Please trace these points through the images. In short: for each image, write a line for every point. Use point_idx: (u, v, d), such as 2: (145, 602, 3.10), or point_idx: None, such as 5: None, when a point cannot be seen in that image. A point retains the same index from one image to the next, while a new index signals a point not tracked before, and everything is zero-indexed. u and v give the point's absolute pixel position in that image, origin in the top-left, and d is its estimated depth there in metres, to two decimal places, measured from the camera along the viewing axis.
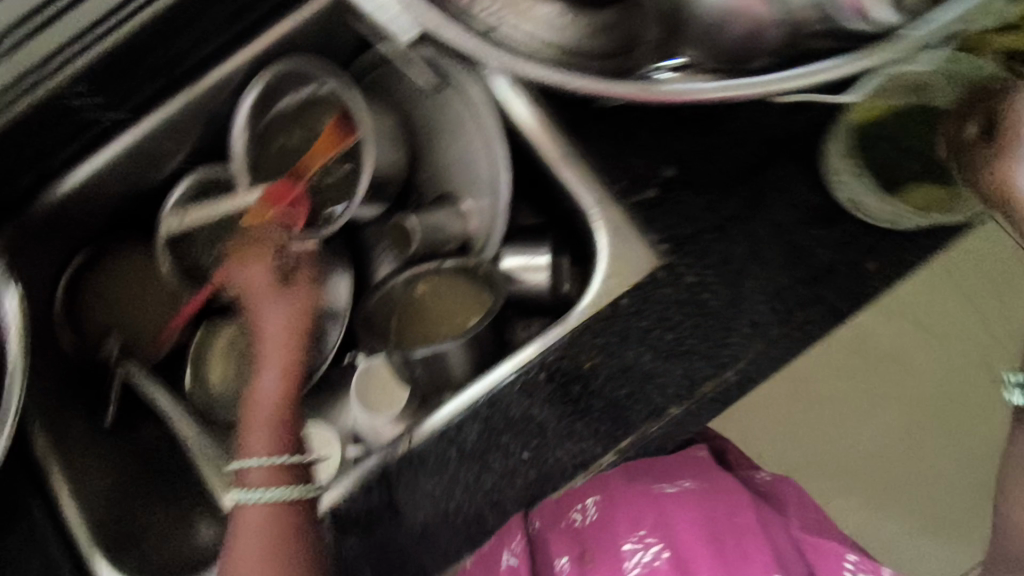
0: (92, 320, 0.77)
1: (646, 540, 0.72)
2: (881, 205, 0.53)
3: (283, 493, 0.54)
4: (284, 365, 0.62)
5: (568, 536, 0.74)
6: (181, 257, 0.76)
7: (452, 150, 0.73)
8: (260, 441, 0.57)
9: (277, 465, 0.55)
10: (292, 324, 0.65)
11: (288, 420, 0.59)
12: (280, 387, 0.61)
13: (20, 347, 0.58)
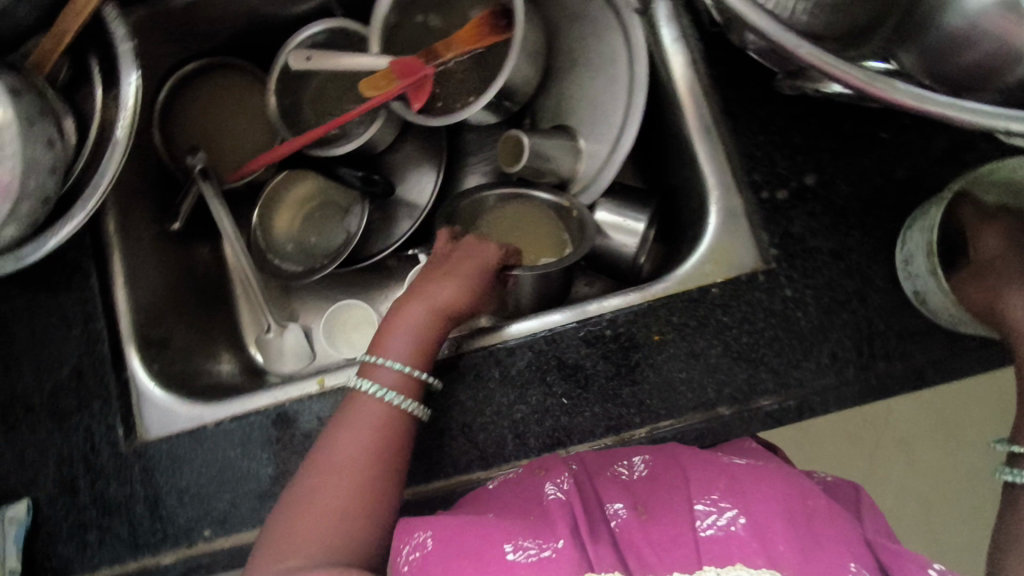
0: (186, 129, 0.77)
1: (718, 504, 0.43)
2: (947, 307, 0.48)
3: (400, 403, 0.53)
4: (445, 298, 0.57)
5: (611, 486, 0.48)
6: (290, 98, 0.75)
7: (588, 86, 0.70)
8: (400, 348, 0.55)
9: (407, 376, 0.54)
10: (467, 266, 0.59)
11: (432, 342, 0.56)
12: (428, 323, 0.56)
13: (127, 133, 0.58)
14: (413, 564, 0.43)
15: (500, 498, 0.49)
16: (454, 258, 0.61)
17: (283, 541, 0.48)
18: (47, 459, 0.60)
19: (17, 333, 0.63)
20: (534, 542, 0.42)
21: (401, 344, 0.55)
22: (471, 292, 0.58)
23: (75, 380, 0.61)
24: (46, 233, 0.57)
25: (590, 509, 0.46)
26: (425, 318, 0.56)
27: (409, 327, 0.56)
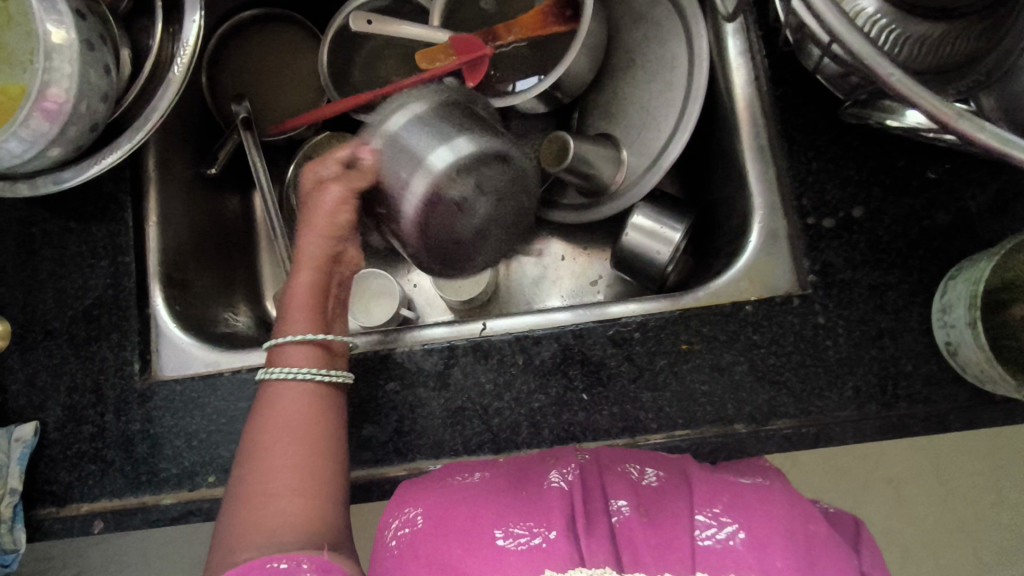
0: (233, 75, 0.76)
1: (719, 518, 0.43)
2: (980, 359, 0.48)
3: (318, 375, 0.51)
4: (316, 249, 0.55)
5: (621, 482, 0.48)
6: (341, 59, 0.75)
7: (642, 88, 0.70)
8: (296, 326, 0.53)
9: (322, 345, 0.52)
10: (313, 208, 0.54)
11: (324, 300, 0.55)
12: (311, 281, 0.54)
13: (184, 71, 0.58)
14: (401, 539, 0.46)
15: (505, 469, 0.51)
16: (308, 207, 0.55)
17: (247, 517, 0.44)
18: (59, 385, 0.60)
19: (42, 255, 0.62)
20: (525, 529, 0.43)
21: (294, 315, 0.53)
22: (337, 234, 0.55)
23: (97, 310, 0.61)
24: (89, 160, 0.57)
25: (590, 499, 0.46)
26: (312, 280, 0.54)
27: (297, 297, 0.54)
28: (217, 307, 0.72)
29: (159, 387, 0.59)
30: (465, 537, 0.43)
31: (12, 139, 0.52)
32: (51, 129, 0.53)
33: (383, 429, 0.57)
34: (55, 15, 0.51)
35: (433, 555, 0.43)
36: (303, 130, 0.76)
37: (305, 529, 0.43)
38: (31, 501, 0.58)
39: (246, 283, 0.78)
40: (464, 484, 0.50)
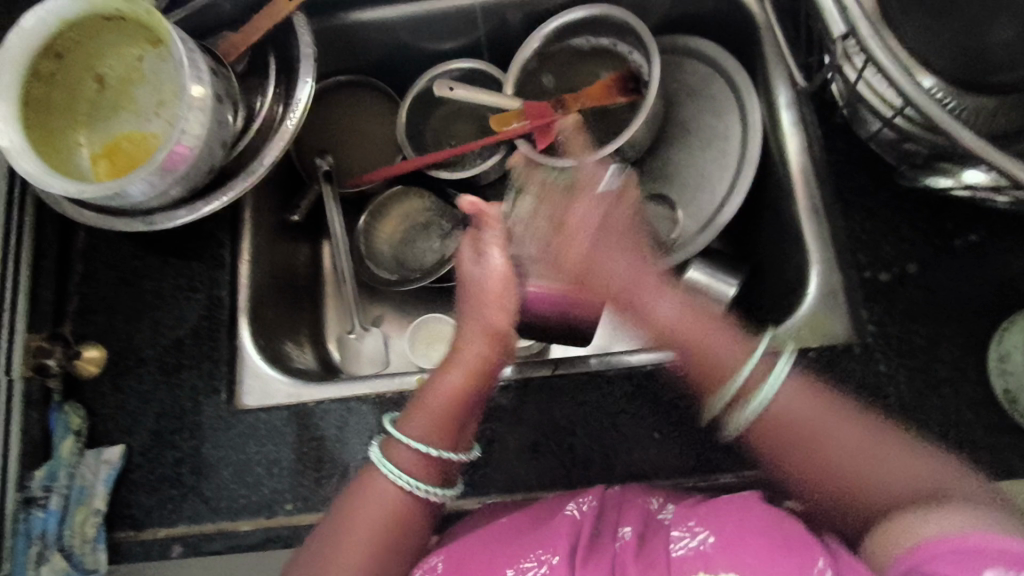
0: (318, 133, 0.83)
1: (693, 529, 0.46)
2: None
3: (426, 489, 0.51)
4: (473, 353, 0.54)
5: (635, 512, 0.51)
6: (418, 122, 0.82)
7: (696, 153, 0.76)
8: (414, 430, 0.52)
9: (432, 458, 0.52)
10: (484, 305, 0.55)
11: (464, 411, 0.54)
12: (455, 387, 0.54)
13: (296, 126, 0.65)
14: None
15: (533, 508, 0.54)
16: (474, 287, 0.56)
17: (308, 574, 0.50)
18: (147, 411, 0.63)
19: (141, 286, 0.66)
20: (532, 561, 0.48)
21: (420, 416, 0.53)
22: (495, 340, 0.55)
23: (192, 340, 0.65)
24: (201, 201, 0.62)
25: (598, 533, 0.50)
26: (460, 383, 0.54)
27: (437, 394, 0.53)
28: (289, 346, 0.76)
29: (246, 415, 0.61)
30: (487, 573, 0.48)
31: (142, 181, 0.57)
32: (177, 171, 0.58)
33: (459, 460, 0.59)
34: (196, 73, 0.57)
35: None
36: (378, 184, 0.83)
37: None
38: (112, 523, 0.60)
39: (313, 325, 0.82)
40: (495, 525, 0.53)
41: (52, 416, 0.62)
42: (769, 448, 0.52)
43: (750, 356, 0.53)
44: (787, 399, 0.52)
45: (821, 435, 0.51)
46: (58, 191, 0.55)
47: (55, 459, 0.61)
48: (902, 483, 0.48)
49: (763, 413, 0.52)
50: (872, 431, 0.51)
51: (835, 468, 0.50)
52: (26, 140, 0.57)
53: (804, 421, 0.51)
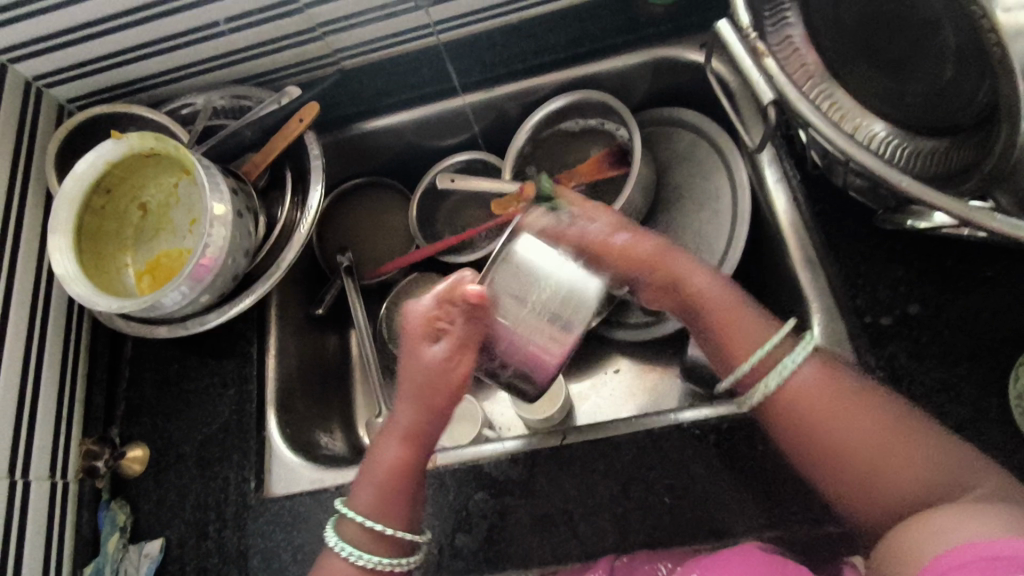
0: (338, 232, 0.90)
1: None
2: None
3: (379, 563, 0.55)
4: (408, 423, 0.57)
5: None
6: (429, 212, 0.88)
7: (691, 215, 0.78)
8: (363, 499, 0.56)
9: (378, 533, 0.55)
10: (422, 376, 0.57)
11: (403, 484, 0.56)
12: (397, 455, 0.57)
13: (310, 229, 0.72)
14: None
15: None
16: (430, 379, 0.56)
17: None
18: (184, 504, 0.67)
19: (179, 387, 0.72)
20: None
21: (363, 489, 0.57)
22: (433, 415, 0.57)
23: (223, 434, 0.69)
24: (228, 304, 0.69)
25: None
26: (396, 457, 0.57)
27: (376, 471, 0.57)
28: (319, 433, 0.80)
29: (272, 504, 0.64)
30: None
31: (176, 292, 0.64)
32: (205, 280, 0.65)
33: (473, 537, 0.60)
34: (218, 191, 0.65)
35: None
36: (395, 273, 0.88)
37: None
38: None
39: (343, 412, 0.86)
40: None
41: (101, 514, 0.68)
42: (784, 425, 0.53)
43: (749, 358, 0.55)
44: (804, 376, 0.54)
45: (833, 404, 0.52)
46: (103, 308, 0.62)
47: (103, 554, 0.66)
48: (898, 479, 0.49)
49: (777, 387, 0.53)
50: (885, 411, 0.51)
51: (835, 442, 0.51)
52: (78, 267, 0.65)
53: (817, 390, 0.53)
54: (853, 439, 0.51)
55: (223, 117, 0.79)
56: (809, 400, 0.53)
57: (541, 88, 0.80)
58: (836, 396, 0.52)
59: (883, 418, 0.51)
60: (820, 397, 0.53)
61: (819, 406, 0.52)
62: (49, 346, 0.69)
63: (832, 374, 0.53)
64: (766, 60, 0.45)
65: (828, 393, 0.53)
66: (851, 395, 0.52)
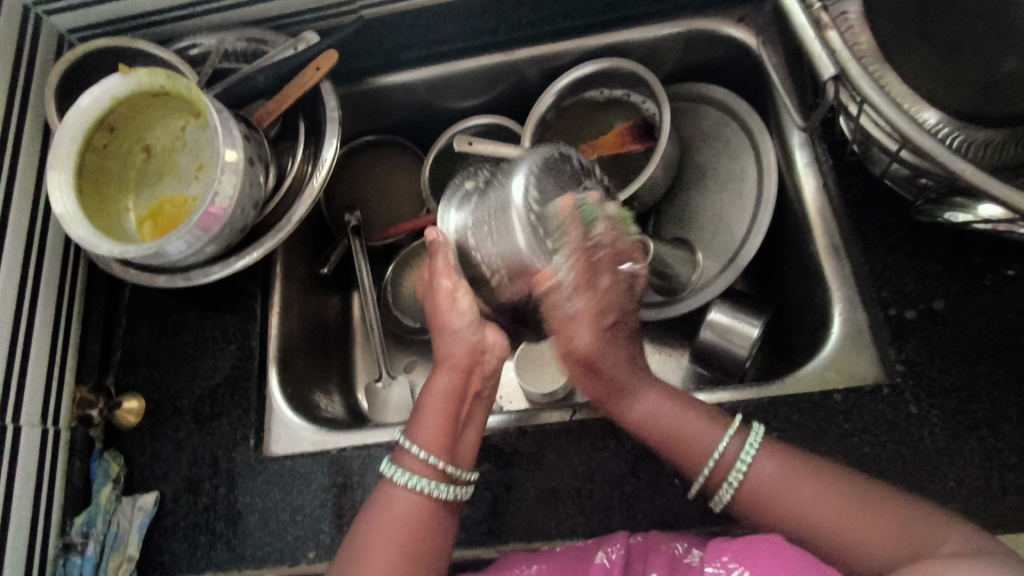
0: (347, 191, 0.87)
1: (727, 565, 0.49)
2: None
3: (436, 489, 0.52)
4: (445, 383, 0.56)
5: (661, 561, 0.51)
6: (441, 176, 0.85)
7: (713, 195, 0.77)
8: (425, 431, 0.54)
9: (434, 463, 0.52)
10: (449, 318, 0.58)
11: (457, 406, 0.55)
12: (451, 376, 0.56)
13: (321, 183, 0.69)
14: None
15: (556, 558, 0.54)
16: (448, 316, 0.58)
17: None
18: (180, 458, 0.65)
19: (180, 339, 0.70)
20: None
21: (426, 419, 0.54)
22: (468, 338, 0.58)
23: (222, 390, 0.68)
24: (234, 256, 0.66)
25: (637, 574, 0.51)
26: (448, 386, 0.56)
27: (439, 399, 0.55)
28: (319, 395, 0.77)
29: (272, 463, 0.63)
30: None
31: (181, 240, 0.61)
32: (212, 230, 0.62)
33: (477, 508, 0.59)
34: (230, 139, 0.62)
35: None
36: (404, 236, 0.86)
37: (447, 428, 0.54)
38: (144, 570, 0.62)
39: (342, 375, 0.83)
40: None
41: (94, 464, 0.66)
42: (749, 509, 0.50)
43: (726, 429, 0.53)
44: (763, 470, 0.50)
45: (792, 491, 0.49)
46: (104, 252, 0.59)
47: (95, 505, 0.64)
48: (875, 556, 0.44)
49: (742, 474, 0.51)
50: (845, 485, 0.48)
51: (795, 523, 0.48)
52: (79, 208, 0.62)
53: (773, 484, 0.49)
54: (813, 504, 0.47)
55: (235, 60, 0.75)
56: (757, 463, 0.51)
57: (568, 55, 0.77)
58: (797, 461, 0.50)
59: (839, 500, 0.47)
60: (782, 470, 0.50)
61: (781, 468, 0.50)
62: (44, 287, 0.66)
63: (775, 446, 0.51)
64: (833, 34, 0.44)
65: (776, 471, 0.50)
66: (826, 467, 0.49)
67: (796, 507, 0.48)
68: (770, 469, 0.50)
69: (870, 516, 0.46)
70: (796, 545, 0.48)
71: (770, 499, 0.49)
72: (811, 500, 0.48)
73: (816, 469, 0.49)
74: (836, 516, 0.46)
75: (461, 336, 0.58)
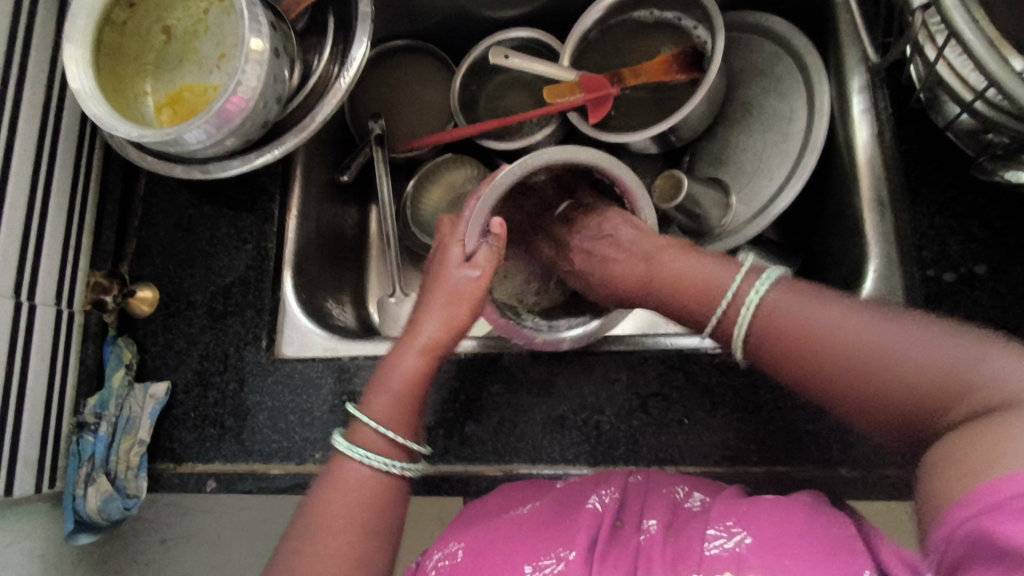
0: (373, 96, 0.84)
1: (730, 530, 0.43)
2: None
3: (388, 465, 0.50)
4: (430, 336, 0.56)
5: (661, 504, 0.50)
6: (471, 89, 0.81)
7: (756, 136, 0.73)
8: (381, 404, 0.53)
9: (391, 440, 0.52)
10: (453, 300, 0.57)
11: (420, 393, 0.54)
12: (417, 363, 0.55)
13: (349, 84, 0.65)
14: (441, 568, 0.49)
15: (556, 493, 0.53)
16: (456, 291, 0.58)
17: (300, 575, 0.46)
18: (193, 351, 0.65)
19: (196, 234, 0.69)
20: (551, 558, 0.45)
21: (383, 392, 0.53)
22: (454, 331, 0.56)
23: (237, 288, 0.67)
24: (254, 153, 0.64)
25: (623, 523, 0.48)
26: (414, 368, 0.54)
27: (401, 378, 0.54)
28: (331, 302, 0.77)
29: (283, 364, 0.64)
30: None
31: (199, 130, 0.59)
32: (233, 122, 0.60)
33: (484, 426, 0.60)
34: (257, 27, 0.58)
35: None
36: (428, 150, 0.83)
37: (400, 429, 0.52)
38: (154, 454, 0.63)
39: (355, 285, 0.83)
40: (516, 514, 0.51)
41: (108, 348, 0.66)
42: (766, 359, 0.46)
43: (740, 268, 0.50)
44: (780, 294, 0.46)
45: (815, 315, 0.44)
46: (122, 135, 0.57)
47: (107, 388, 0.65)
48: (904, 395, 0.39)
49: (754, 309, 0.46)
50: (872, 310, 0.43)
51: (832, 354, 0.42)
52: (96, 86, 0.60)
53: (788, 307, 0.45)
54: (837, 329, 0.43)
55: None
56: (783, 295, 0.46)
57: None
58: (803, 302, 0.45)
59: (906, 326, 0.41)
60: (781, 334, 0.45)
61: (793, 305, 0.45)
62: (61, 165, 0.64)
63: (797, 283, 0.47)
64: None
65: (778, 308, 0.45)
66: (832, 299, 0.45)
67: (803, 339, 0.44)
68: (756, 325, 0.46)
69: (920, 348, 0.39)
70: (821, 398, 0.44)
71: (796, 328, 0.44)
72: (844, 342, 0.42)
73: (849, 297, 0.45)
74: (913, 371, 0.39)
75: (451, 305, 0.57)
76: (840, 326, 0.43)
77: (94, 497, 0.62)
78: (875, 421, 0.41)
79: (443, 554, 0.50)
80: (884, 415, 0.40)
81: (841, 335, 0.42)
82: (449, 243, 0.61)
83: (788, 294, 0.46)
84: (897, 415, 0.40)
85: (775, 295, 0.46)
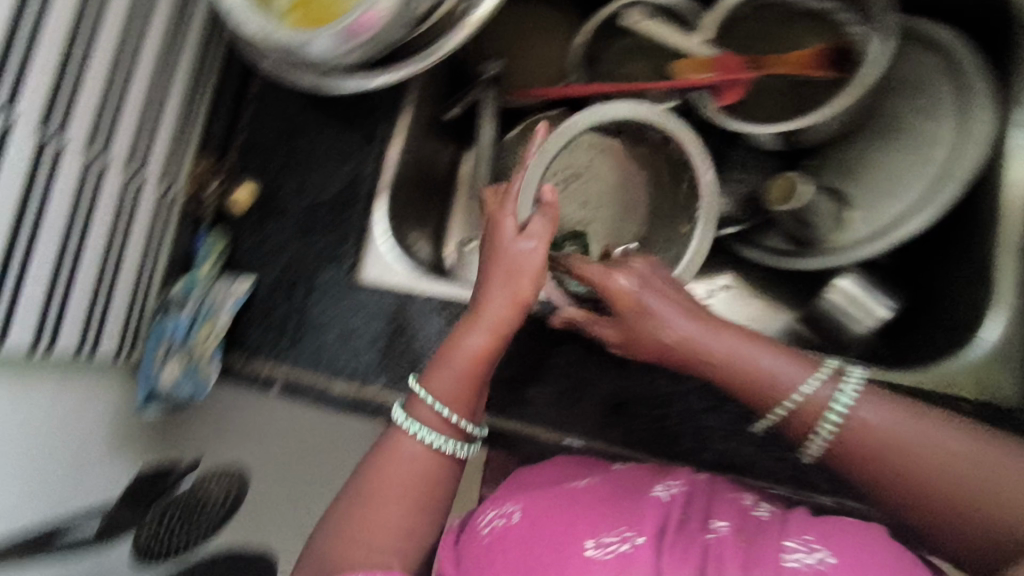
0: (493, 37, 0.81)
1: (810, 545, 0.42)
2: None
3: (449, 446, 0.52)
4: (496, 317, 0.53)
5: (728, 507, 0.49)
6: (596, 48, 0.78)
7: (890, 156, 0.69)
8: (445, 380, 0.52)
9: (446, 419, 0.52)
10: (515, 276, 0.54)
11: (480, 377, 0.53)
12: (484, 344, 0.53)
13: (480, 20, 0.64)
14: (495, 529, 0.49)
15: (607, 476, 0.52)
16: (515, 264, 0.54)
17: (342, 544, 0.49)
18: (279, 256, 0.67)
19: (300, 142, 0.69)
20: (616, 538, 0.45)
21: (444, 373, 0.53)
22: (517, 307, 0.53)
23: (332, 204, 0.67)
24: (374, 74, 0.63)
25: (689, 518, 0.48)
26: (482, 347, 0.53)
27: (462, 361, 0.52)
28: (414, 236, 0.77)
29: (364, 287, 0.64)
30: (558, 548, 0.45)
31: (323, 42, 0.58)
32: (358, 40, 0.58)
33: (549, 391, 0.59)
34: None
35: (525, 548, 0.46)
36: (538, 103, 0.80)
37: (455, 407, 0.53)
38: (228, 347, 0.65)
39: (438, 224, 0.83)
40: (574, 488, 0.51)
41: (201, 238, 0.68)
42: (849, 471, 0.48)
43: (815, 372, 0.49)
44: (862, 407, 0.48)
45: (896, 435, 0.46)
46: (256, 28, 0.60)
47: (194, 275, 0.67)
48: (1003, 513, 0.43)
49: (835, 422, 0.48)
50: (963, 431, 0.46)
51: (913, 474, 0.46)
52: None
53: (874, 427, 0.47)
54: (914, 447, 0.46)
55: None
56: (866, 406, 0.48)
57: None
58: (886, 415, 0.47)
59: (969, 451, 0.45)
60: (861, 450, 0.47)
61: (884, 418, 0.47)
62: (188, 50, 0.65)
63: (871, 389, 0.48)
64: None
65: (860, 425, 0.47)
66: (929, 418, 0.47)
67: (887, 450, 0.46)
68: (842, 430, 0.48)
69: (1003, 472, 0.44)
70: (903, 511, 0.47)
71: (888, 438, 0.47)
72: (937, 461, 0.45)
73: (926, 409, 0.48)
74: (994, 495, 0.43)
75: (517, 273, 0.54)
76: (924, 444, 0.46)
77: (168, 375, 0.65)
78: (974, 523, 0.44)
79: (500, 515, 0.51)
80: (963, 534, 0.45)
81: (938, 455, 0.45)
82: (498, 216, 0.57)
83: (867, 394, 0.48)
84: (979, 531, 0.44)
85: (857, 411, 0.48)
